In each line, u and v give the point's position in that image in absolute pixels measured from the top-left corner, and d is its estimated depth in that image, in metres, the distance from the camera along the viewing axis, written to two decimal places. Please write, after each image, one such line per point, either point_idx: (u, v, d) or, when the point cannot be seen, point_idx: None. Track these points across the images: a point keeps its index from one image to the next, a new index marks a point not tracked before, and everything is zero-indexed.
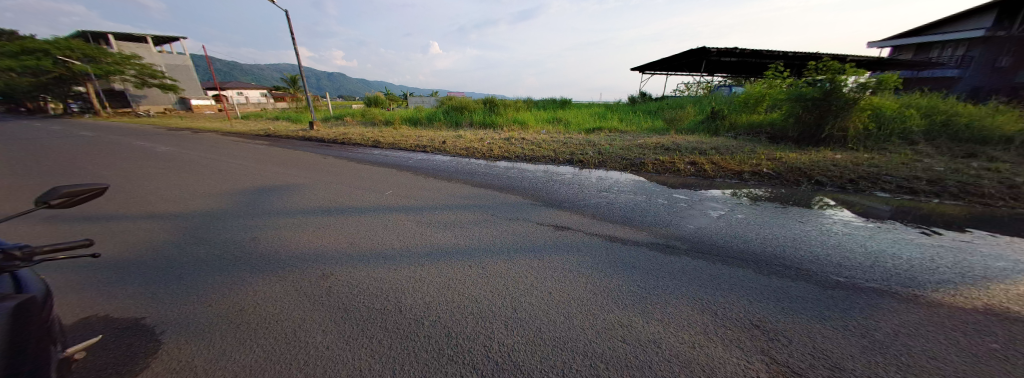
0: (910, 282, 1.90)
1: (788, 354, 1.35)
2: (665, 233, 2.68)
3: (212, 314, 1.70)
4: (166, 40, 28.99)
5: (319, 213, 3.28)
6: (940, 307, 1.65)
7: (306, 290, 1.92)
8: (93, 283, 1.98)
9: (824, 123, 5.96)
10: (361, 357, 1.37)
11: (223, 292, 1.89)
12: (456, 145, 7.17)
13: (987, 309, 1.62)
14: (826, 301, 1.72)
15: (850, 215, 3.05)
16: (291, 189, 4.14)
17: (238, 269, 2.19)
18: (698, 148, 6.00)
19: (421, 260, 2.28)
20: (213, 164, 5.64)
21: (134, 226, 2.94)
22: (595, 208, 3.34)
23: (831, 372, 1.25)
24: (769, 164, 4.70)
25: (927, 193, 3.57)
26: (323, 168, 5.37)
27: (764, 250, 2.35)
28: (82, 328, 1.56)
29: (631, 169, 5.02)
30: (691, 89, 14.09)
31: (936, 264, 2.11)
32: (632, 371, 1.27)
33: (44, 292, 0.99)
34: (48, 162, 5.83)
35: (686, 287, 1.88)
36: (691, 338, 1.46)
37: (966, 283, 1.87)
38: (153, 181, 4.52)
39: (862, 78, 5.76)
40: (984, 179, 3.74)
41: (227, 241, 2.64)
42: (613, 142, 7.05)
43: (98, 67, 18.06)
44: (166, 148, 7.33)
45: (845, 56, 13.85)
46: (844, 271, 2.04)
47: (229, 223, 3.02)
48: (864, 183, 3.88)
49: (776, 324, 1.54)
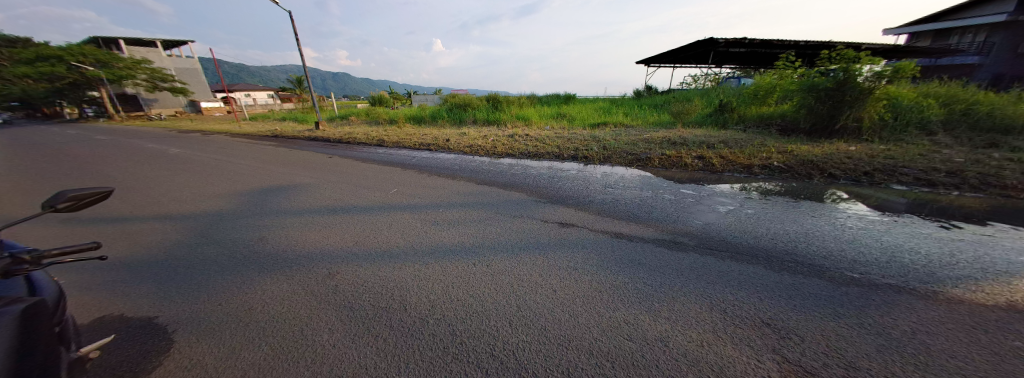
0: (928, 277, 1.83)
1: (800, 352, 1.31)
2: (672, 229, 2.64)
3: (222, 312, 1.73)
4: (175, 43, 29.45)
5: (325, 212, 3.31)
6: (960, 303, 1.59)
7: (314, 289, 1.93)
8: (105, 283, 2.03)
9: (837, 114, 5.79)
10: (366, 356, 1.37)
11: (232, 291, 1.93)
12: (460, 142, 7.19)
13: (1009, 306, 1.56)
14: (840, 298, 1.67)
15: (864, 209, 2.97)
16: (298, 189, 4.18)
17: (246, 268, 2.22)
18: (705, 141, 5.89)
19: (427, 259, 2.28)
20: (222, 165, 5.76)
21: (145, 227, 3.00)
22: (600, 204, 3.31)
23: (846, 372, 1.21)
24: (779, 157, 4.58)
25: (946, 185, 3.44)
26: (329, 168, 5.40)
27: (775, 246, 2.30)
28: (96, 328, 1.60)
29: (636, 164, 4.98)
30: (700, 81, 13.78)
31: (955, 259, 2.04)
32: (639, 370, 1.25)
33: (56, 294, 1.01)
34: (66, 165, 6.03)
35: (692, 284, 1.85)
36: (699, 336, 1.44)
37: (988, 279, 1.81)
38: (163, 183, 4.61)
39: (878, 66, 5.55)
40: (1005, 170, 3.61)
41: (235, 241, 2.69)
42: (617, 137, 6.97)
43: (111, 72, 18.40)
44: (177, 150, 7.48)
45: (860, 45, 13.40)
46: (858, 267, 1.98)
47: (238, 223, 3.06)
48: (879, 176, 3.76)
49: (786, 322, 1.51)
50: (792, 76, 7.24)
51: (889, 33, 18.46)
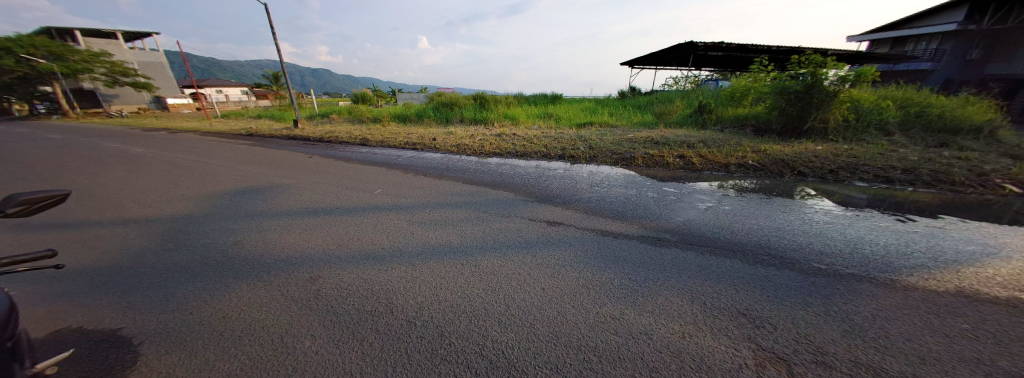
0: (886, 267, 1.98)
1: (773, 340, 1.39)
2: (654, 225, 2.72)
3: (194, 321, 1.64)
4: (138, 35, 27.64)
5: (306, 214, 3.20)
6: (914, 290, 1.72)
7: (293, 295, 1.87)
8: (61, 294, 1.89)
9: (806, 115, 6.12)
10: (351, 361, 1.34)
11: (205, 299, 1.84)
12: (446, 141, 7.10)
13: (956, 291, 1.70)
14: (808, 287, 1.78)
15: (830, 204, 3.16)
16: (276, 190, 4.02)
17: (220, 275, 2.11)
18: (686, 141, 6.09)
19: (413, 260, 2.25)
20: (192, 165, 5.45)
21: (106, 233, 2.81)
22: (585, 202, 3.36)
23: (815, 357, 1.29)
24: (754, 156, 4.81)
25: (902, 182, 3.71)
26: (309, 168, 5.21)
27: (749, 240, 2.41)
28: (51, 342, 1.49)
29: (621, 163, 5.08)
30: (680, 83, 14.19)
31: (911, 249, 2.21)
32: (625, 363, 1.29)
33: (6, 304, 0.95)
34: (13, 166, 5.54)
35: (675, 278, 1.91)
36: (681, 328, 1.49)
37: (938, 267, 1.96)
38: (126, 185, 4.32)
39: (842, 70, 5.90)
40: (953, 168, 3.92)
41: (208, 246, 2.55)
42: (603, 136, 7.09)
43: (64, 66, 17.04)
44: (140, 150, 7.02)
45: (826, 51, 14.18)
46: (825, 258, 2.11)
47: (211, 227, 2.92)
48: (843, 173, 4.01)
49: (761, 311, 1.59)
50: (766, 79, 7.59)
51: (852, 39, 19.60)
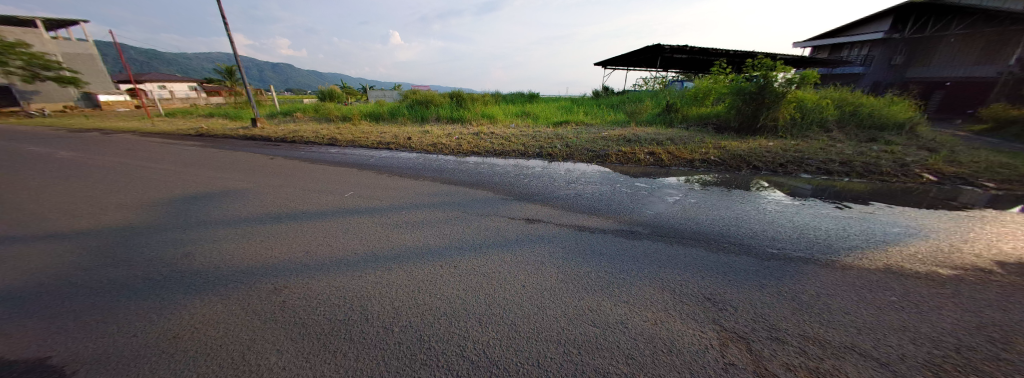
0: (828, 249, 2.21)
1: (735, 321, 1.50)
2: (628, 219, 2.85)
3: (139, 344, 1.49)
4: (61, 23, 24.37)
5: (269, 220, 3.01)
6: (851, 269, 1.94)
7: (255, 309, 1.74)
8: None
9: (759, 114, 6.65)
10: (324, 373, 1.28)
11: (154, 318, 1.67)
12: (422, 141, 6.92)
13: (885, 269, 1.94)
14: (763, 270, 1.95)
15: (781, 195, 3.46)
16: (234, 195, 3.73)
17: (170, 290, 1.93)
18: (656, 139, 6.38)
19: (389, 264, 2.19)
20: (129, 170, 4.88)
21: (28, 249, 2.47)
22: (563, 199, 3.44)
23: (770, 333, 1.41)
24: (715, 152, 5.14)
25: (840, 173, 4.14)
26: (271, 170, 4.89)
27: (713, 230, 2.59)
28: None
29: (596, 160, 5.24)
30: (649, 84, 14.79)
31: (848, 232, 2.48)
32: (603, 353, 1.34)
33: None
34: None
35: (647, 269, 2.01)
36: (653, 315, 1.57)
37: (870, 247, 2.23)
38: (51, 193, 3.82)
39: (789, 73, 6.48)
40: (881, 160, 4.43)
41: (155, 259, 2.32)
42: (579, 134, 7.26)
43: None
44: (66, 154, 6.22)
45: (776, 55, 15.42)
46: (778, 244, 2.31)
47: (159, 238, 2.66)
48: (792, 167, 4.41)
49: (724, 295, 1.71)
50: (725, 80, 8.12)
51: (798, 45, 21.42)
